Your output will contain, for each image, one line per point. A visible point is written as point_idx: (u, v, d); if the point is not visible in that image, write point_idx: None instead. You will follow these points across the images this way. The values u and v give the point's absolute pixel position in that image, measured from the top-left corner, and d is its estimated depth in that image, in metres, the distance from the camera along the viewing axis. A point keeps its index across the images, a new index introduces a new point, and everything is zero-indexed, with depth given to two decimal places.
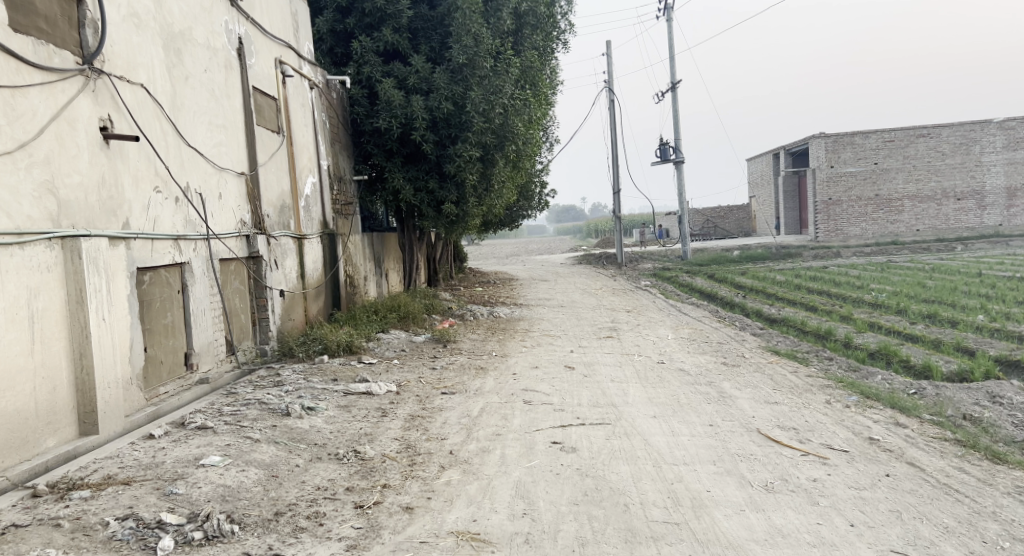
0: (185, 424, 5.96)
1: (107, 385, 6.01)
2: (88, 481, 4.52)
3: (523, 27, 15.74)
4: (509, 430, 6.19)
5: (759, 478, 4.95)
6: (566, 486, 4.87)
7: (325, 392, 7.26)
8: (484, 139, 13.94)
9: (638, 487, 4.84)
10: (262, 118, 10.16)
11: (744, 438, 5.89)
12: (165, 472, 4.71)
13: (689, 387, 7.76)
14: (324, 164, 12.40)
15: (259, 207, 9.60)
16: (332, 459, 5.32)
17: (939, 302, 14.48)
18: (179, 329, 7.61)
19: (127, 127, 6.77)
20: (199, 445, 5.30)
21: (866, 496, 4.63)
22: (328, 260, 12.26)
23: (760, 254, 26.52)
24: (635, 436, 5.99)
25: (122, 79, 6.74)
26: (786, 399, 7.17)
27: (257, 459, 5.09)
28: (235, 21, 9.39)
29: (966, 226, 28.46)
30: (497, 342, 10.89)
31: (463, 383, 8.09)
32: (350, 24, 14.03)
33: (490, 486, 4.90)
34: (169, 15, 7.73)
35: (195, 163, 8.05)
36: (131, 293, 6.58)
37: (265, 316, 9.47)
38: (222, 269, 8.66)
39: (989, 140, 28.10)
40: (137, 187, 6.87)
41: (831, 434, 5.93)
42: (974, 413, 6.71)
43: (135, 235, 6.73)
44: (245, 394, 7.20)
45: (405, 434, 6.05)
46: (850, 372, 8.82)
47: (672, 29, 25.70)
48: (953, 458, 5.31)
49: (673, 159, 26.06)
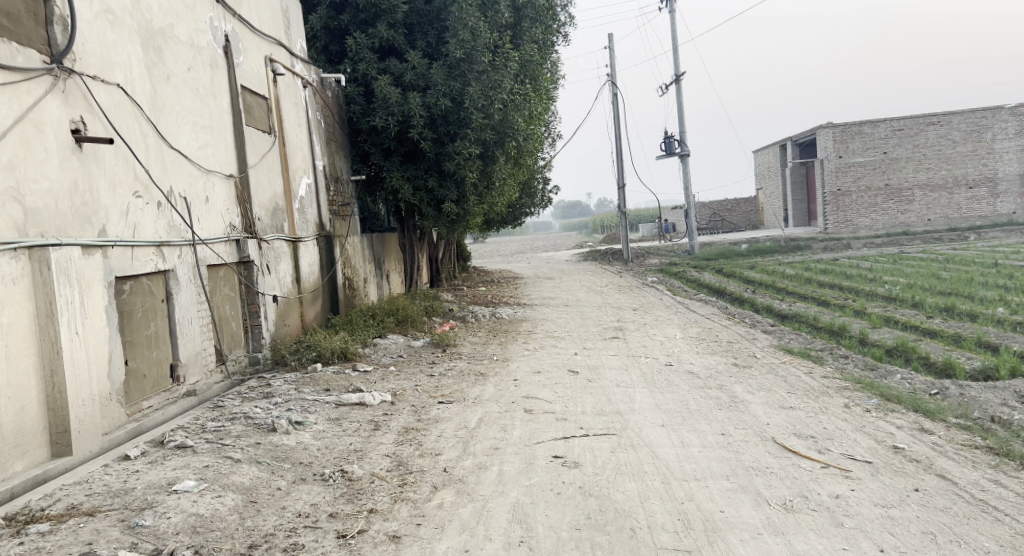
0: (164, 443, 5.62)
1: (82, 402, 5.67)
2: (49, 513, 4.19)
3: (522, 20, 15.34)
4: (508, 444, 5.81)
5: (778, 495, 4.58)
6: (567, 508, 4.51)
7: (316, 404, 6.92)
8: (484, 136, 13.54)
9: (645, 508, 4.48)
10: (252, 118, 9.79)
11: (759, 448, 5.51)
12: (134, 500, 4.37)
13: (698, 392, 7.36)
14: (319, 164, 12.04)
15: (249, 210, 9.26)
16: (317, 481, 4.97)
17: (956, 295, 14.05)
18: (164, 341, 7.27)
19: (101, 129, 6.41)
20: (175, 468, 4.96)
21: (895, 516, 4.25)
22: (325, 263, 11.91)
23: (768, 247, 25.99)
24: (642, 448, 5.61)
25: (96, 79, 6.38)
26: (802, 403, 6.77)
27: (236, 482, 4.74)
28: (221, 18, 9.03)
29: (979, 215, 28.01)
30: (498, 345, 10.51)
31: (462, 391, 7.73)
32: (344, 20, 13.65)
33: (486, 509, 4.53)
34: (148, 11, 7.38)
35: (179, 166, 7.71)
36: (109, 304, 6.24)
37: (257, 323, 9.12)
38: (210, 275, 8.31)
39: (1001, 127, 27.59)
40: (115, 193, 6.52)
41: (852, 443, 5.54)
42: (1002, 415, 6.32)
43: (113, 244, 6.39)
44: (232, 408, 6.85)
45: (397, 450, 5.69)
46: (866, 371, 8.44)
47: (675, 20, 25.31)
48: (987, 469, 4.92)
49: (678, 153, 25.66)
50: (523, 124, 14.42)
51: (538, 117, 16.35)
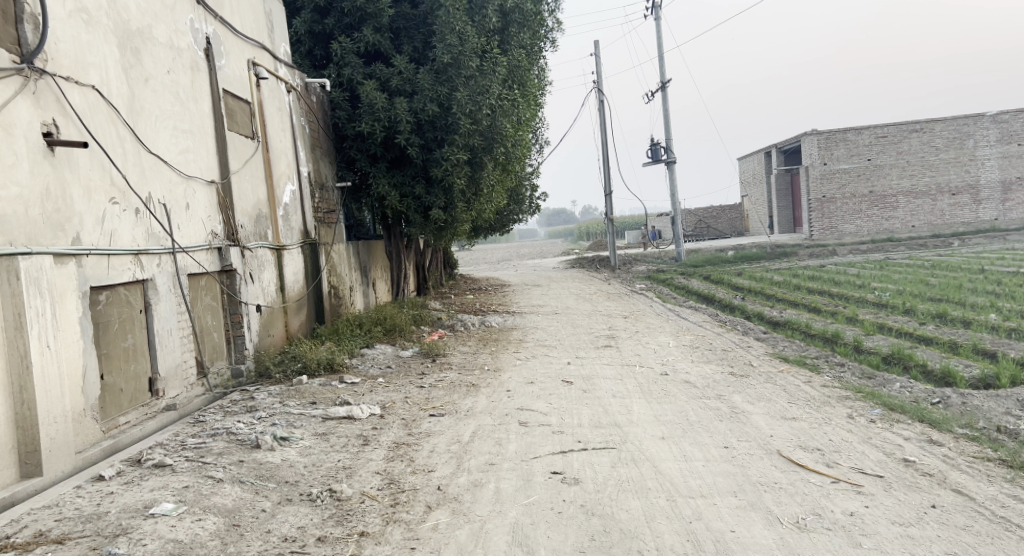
0: (141, 461, 5.31)
1: (54, 419, 5.37)
2: (14, 541, 3.94)
3: (510, 25, 15.08)
4: (504, 459, 5.57)
5: (789, 513, 4.39)
6: (570, 529, 4.29)
7: (302, 418, 6.65)
8: (472, 141, 13.32)
9: (652, 528, 4.28)
10: (234, 123, 9.52)
11: (765, 462, 5.30)
12: (107, 526, 4.12)
13: (697, 402, 7.15)
14: (303, 171, 11.76)
15: (231, 217, 8.97)
16: (304, 501, 4.70)
17: (946, 301, 13.97)
18: (143, 353, 6.97)
19: (75, 131, 6.12)
20: (152, 489, 4.67)
21: (915, 535, 4.09)
22: (310, 271, 11.62)
23: (755, 254, 25.91)
24: (644, 463, 5.39)
25: (69, 80, 6.09)
26: (804, 414, 6.58)
27: (217, 504, 4.47)
28: (202, 20, 8.76)
29: (962, 221, 28.12)
30: (489, 355, 10.26)
31: (453, 403, 7.47)
32: (329, 24, 13.41)
33: (483, 531, 4.31)
34: (125, 11, 7.10)
35: (157, 172, 7.43)
36: (84, 316, 5.95)
37: (240, 334, 8.83)
38: (190, 284, 8.00)
39: (983, 134, 27.71)
40: (90, 199, 6.24)
41: (861, 455, 5.35)
42: (1008, 424, 6.16)
43: (87, 252, 6.09)
44: (213, 423, 6.56)
45: (388, 466, 5.43)
46: (865, 380, 8.28)
47: (661, 27, 25.30)
48: (1003, 484, 4.74)
49: (664, 160, 25.62)
50: (511, 130, 14.19)
51: (526, 122, 16.14)
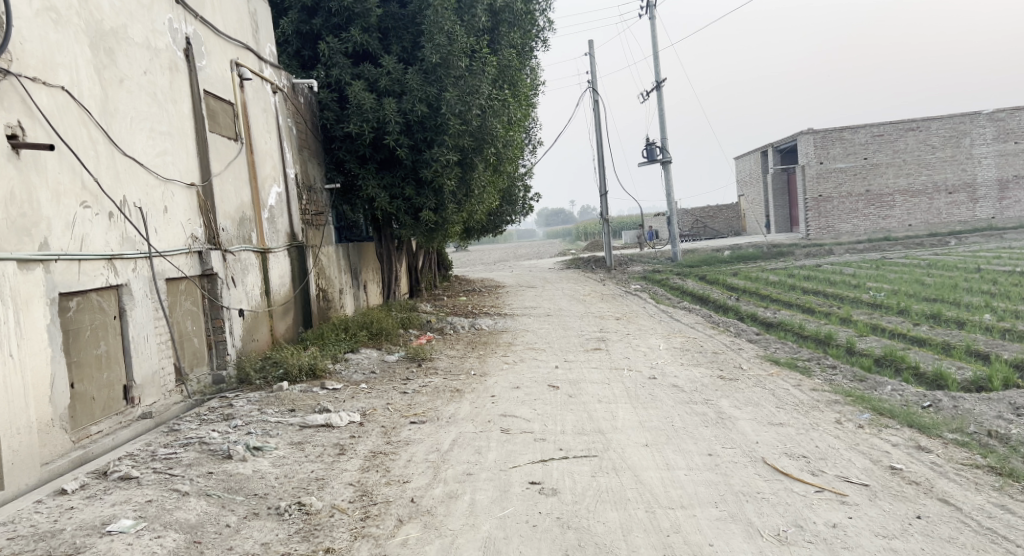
0: (108, 473, 5.16)
1: (16, 431, 5.22)
2: None
3: (500, 24, 14.95)
4: (482, 469, 5.42)
5: (770, 525, 4.25)
6: (542, 544, 4.16)
7: (279, 426, 6.50)
8: (462, 142, 13.18)
9: (628, 542, 4.14)
10: (216, 125, 9.36)
11: (748, 471, 5.16)
12: (60, 545, 3.99)
13: (684, 408, 7.00)
14: (290, 172, 11.60)
15: (213, 220, 8.82)
16: (271, 516, 4.55)
17: (941, 301, 13.83)
18: (117, 360, 6.81)
19: (42, 133, 5.99)
20: (114, 504, 4.53)
21: (898, 548, 3.95)
22: (296, 275, 11.45)
23: (751, 254, 25.76)
24: (624, 472, 5.25)
25: (36, 81, 5.95)
26: (792, 420, 6.43)
27: (179, 520, 4.33)
28: (181, 20, 8.61)
29: (959, 219, 27.95)
30: (476, 359, 10.11)
31: (435, 410, 7.33)
32: (317, 24, 13.22)
33: (453, 546, 4.16)
34: (98, 10, 6.95)
35: (133, 175, 7.28)
36: (51, 323, 5.80)
37: (221, 339, 8.68)
38: (169, 290, 7.85)
39: (979, 132, 27.56)
40: (59, 203, 6.09)
41: (847, 463, 5.21)
42: (1000, 429, 6.00)
43: (56, 257, 5.95)
44: (188, 432, 6.41)
45: (362, 477, 5.28)
46: (856, 383, 8.14)
47: (655, 27, 25.15)
48: (991, 492, 4.61)
49: (659, 159, 25.47)
50: (502, 130, 14.02)
51: (517, 122, 16.00)
